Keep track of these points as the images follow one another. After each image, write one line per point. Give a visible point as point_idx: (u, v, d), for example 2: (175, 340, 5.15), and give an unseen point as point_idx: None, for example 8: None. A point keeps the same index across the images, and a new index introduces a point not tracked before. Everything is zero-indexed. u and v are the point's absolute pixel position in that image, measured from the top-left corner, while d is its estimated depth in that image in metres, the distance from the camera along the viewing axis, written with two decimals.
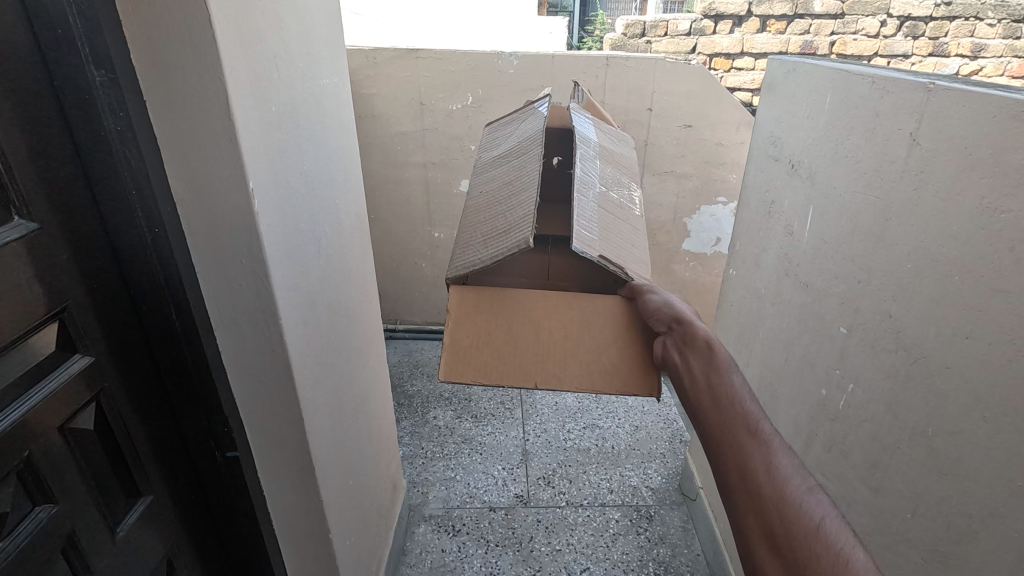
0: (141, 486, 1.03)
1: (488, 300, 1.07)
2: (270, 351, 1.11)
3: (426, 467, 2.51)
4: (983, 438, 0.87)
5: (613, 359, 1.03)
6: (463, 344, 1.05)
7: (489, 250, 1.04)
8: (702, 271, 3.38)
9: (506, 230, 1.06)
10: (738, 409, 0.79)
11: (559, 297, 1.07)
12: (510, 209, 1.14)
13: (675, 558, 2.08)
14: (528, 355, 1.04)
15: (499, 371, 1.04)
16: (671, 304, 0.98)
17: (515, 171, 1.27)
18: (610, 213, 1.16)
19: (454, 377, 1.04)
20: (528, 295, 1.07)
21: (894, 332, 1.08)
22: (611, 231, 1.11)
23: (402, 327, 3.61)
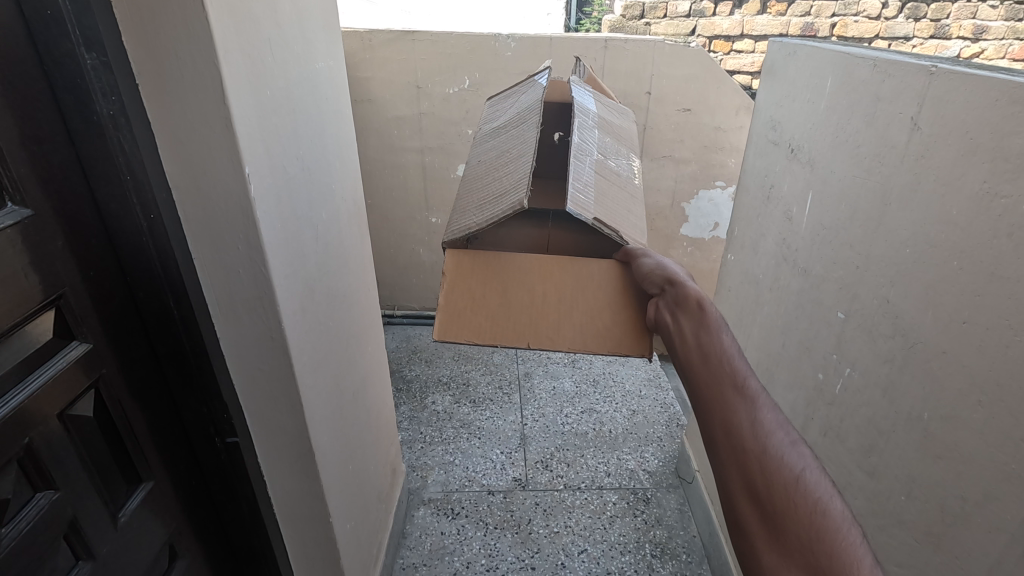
0: (142, 471, 1.03)
1: (482, 265, 1.07)
2: (269, 338, 1.11)
3: (425, 451, 2.53)
4: (979, 422, 0.87)
5: (606, 321, 1.03)
6: (457, 306, 1.05)
7: (486, 215, 1.05)
8: (700, 255, 3.39)
9: (502, 194, 1.07)
10: (727, 365, 0.80)
11: (555, 261, 1.06)
12: (506, 175, 1.14)
13: (671, 540, 2.11)
14: (522, 317, 1.05)
15: (492, 332, 1.04)
16: (663, 266, 0.97)
17: (513, 140, 1.26)
18: (607, 179, 1.16)
19: (448, 336, 1.04)
20: (523, 259, 1.07)
21: (892, 317, 1.08)
22: (607, 197, 1.11)
23: (400, 313, 3.60)
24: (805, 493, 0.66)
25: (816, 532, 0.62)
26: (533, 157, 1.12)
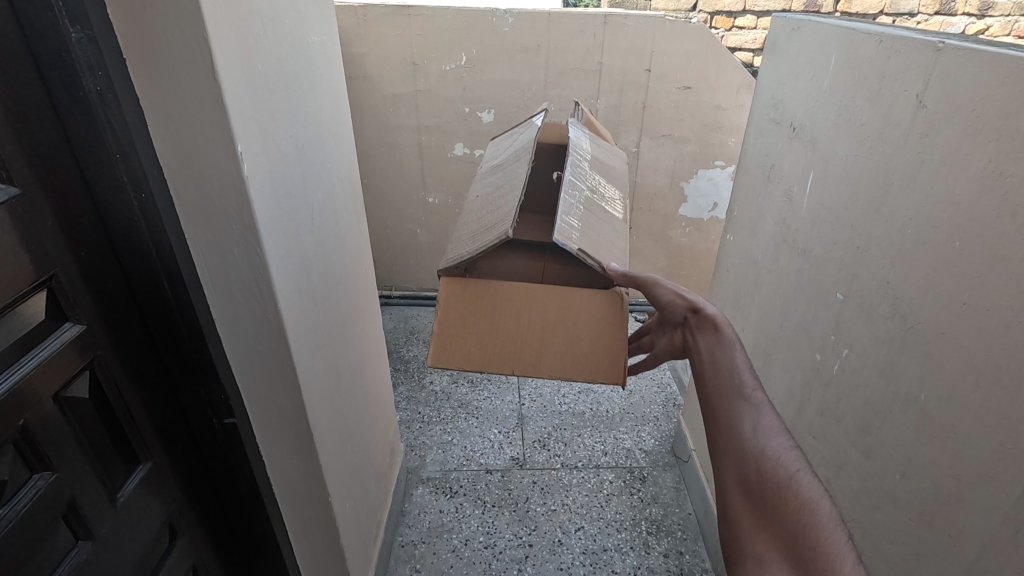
0: (140, 452, 1.03)
1: (476, 291, 1.08)
2: (265, 320, 1.10)
3: (423, 430, 2.54)
4: (976, 403, 0.88)
5: (585, 349, 1.07)
6: (450, 333, 1.07)
7: (479, 245, 1.05)
8: (698, 236, 3.38)
9: (492, 225, 1.08)
10: (735, 378, 0.84)
11: (544, 289, 1.08)
12: (496, 207, 1.15)
13: (667, 517, 2.14)
14: (506, 342, 1.07)
15: (481, 359, 1.07)
16: (685, 295, 1.01)
17: (505, 177, 1.27)
18: (596, 214, 1.16)
19: (440, 362, 1.07)
20: (512, 286, 1.08)
21: (891, 298, 1.08)
22: (595, 230, 1.11)
23: (397, 294, 3.59)
24: (797, 490, 0.68)
25: (805, 527, 0.65)
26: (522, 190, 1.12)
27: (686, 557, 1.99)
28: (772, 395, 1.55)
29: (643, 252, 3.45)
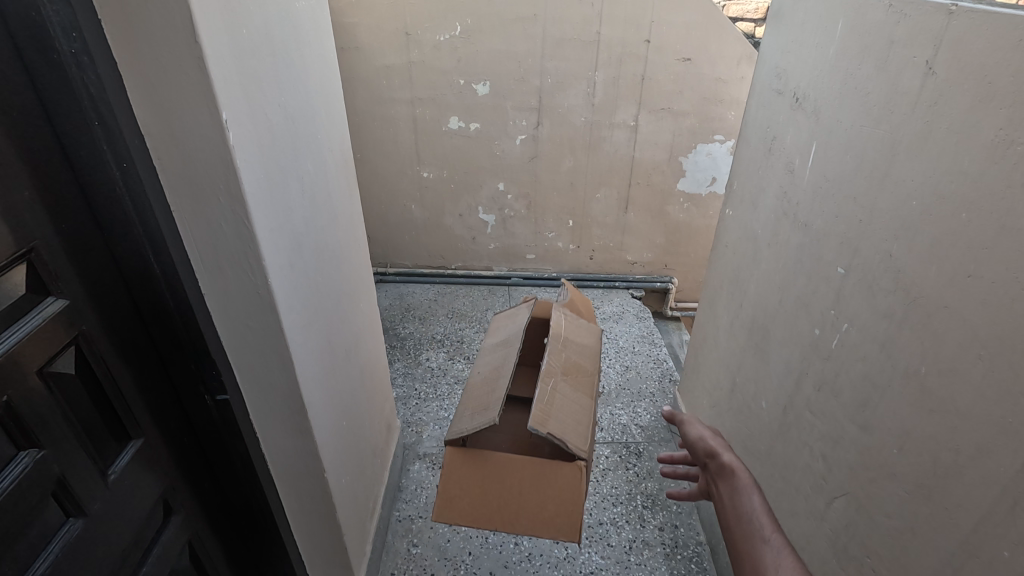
0: (131, 429, 1.02)
1: (472, 462, 1.42)
2: (256, 294, 1.08)
3: (420, 407, 2.54)
4: (977, 377, 0.87)
5: (552, 515, 1.40)
6: (451, 494, 1.42)
7: (473, 422, 1.43)
8: (696, 212, 3.35)
9: (486, 405, 1.47)
10: (752, 524, 0.91)
11: (533, 464, 1.42)
12: (491, 388, 1.55)
13: (662, 491, 2.15)
14: (493, 516, 1.41)
15: (474, 517, 1.41)
16: (710, 442, 1.11)
17: (492, 376, 1.61)
18: (557, 378, 1.57)
19: (443, 518, 1.40)
20: (501, 458, 1.42)
21: (893, 272, 1.06)
22: (560, 409, 1.46)
23: (392, 271, 3.55)
24: None
25: None
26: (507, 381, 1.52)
27: (681, 529, 2.00)
28: (769, 371, 1.55)
29: (640, 228, 3.43)
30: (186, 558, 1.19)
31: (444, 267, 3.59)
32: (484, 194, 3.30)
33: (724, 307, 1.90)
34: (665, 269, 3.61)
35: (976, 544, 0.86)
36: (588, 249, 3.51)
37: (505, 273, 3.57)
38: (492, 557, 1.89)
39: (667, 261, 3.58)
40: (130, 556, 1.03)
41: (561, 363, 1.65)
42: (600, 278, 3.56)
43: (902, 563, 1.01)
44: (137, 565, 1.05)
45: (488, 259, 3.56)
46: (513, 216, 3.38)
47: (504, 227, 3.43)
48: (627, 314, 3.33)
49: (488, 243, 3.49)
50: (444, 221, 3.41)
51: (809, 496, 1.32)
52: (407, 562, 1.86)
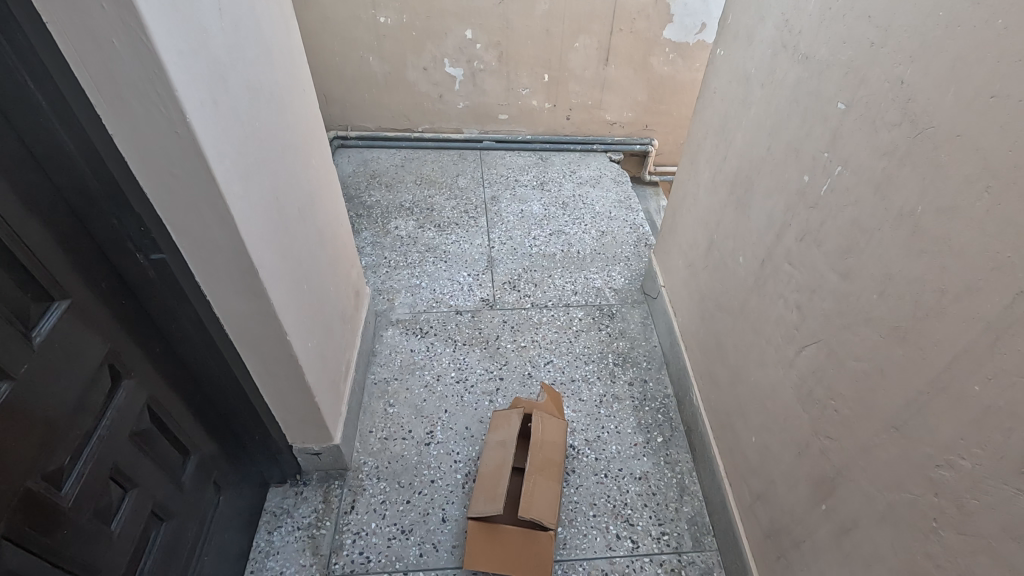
0: (52, 289, 0.92)
1: (488, 534, 1.48)
2: (174, 134, 0.90)
3: (391, 275, 2.48)
4: (980, 212, 0.81)
5: (530, 558, 1.47)
6: (477, 546, 1.48)
7: (482, 502, 1.52)
8: (682, 64, 3.10)
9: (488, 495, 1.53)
10: None
11: (523, 533, 1.48)
12: (490, 475, 1.60)
13: (633, 349, 2.19)
14: (521, 559, 1.47)
15: (499, 561, 1.47)
16: None
17: (486, 460, 1.65)
18: (538, 473, 1.60)
19: (477, 564, 1.47)
20: (512, 532, 1.48)
21: (902, 102, 0.95)
22: (535, 497, 1.53)
23: (354, 134, 3.27)
24: None
25: None
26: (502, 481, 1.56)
27: (650, 384, 2.06)
28: (750, 225, 1.48)
29: (621, 83, 3.18)
30: (148, 420, 1.17)
31: (409, 129, 3.31)
32: (450, 44, 2.96)
33: (707, 161, 1.78)
34: (646, 130, 3.42)
35: (946, 381, 0.86)
36: (564, 108, 3.27)
37: (476, 136, 3.33)
38: (467, 413, 1.93)
39: (648, 121, 3.38)
40: (79, 419, 0.98)
41: (535, 456, 1.63)
42: (577, 141, 3.35)
43: (866, 403, 1.03)
44: (91, 428, 1.01)
45: (457, 120, 3.29)
46: (483, 70, 3.08)
47: (473, 83, 3.13)
48: (604, 178, 3.19)
49: (456, 101, 3.21)
50: (407, 76, 3.09)
51: (780, 346, 1.33)
52: (383, 421, 1.90)
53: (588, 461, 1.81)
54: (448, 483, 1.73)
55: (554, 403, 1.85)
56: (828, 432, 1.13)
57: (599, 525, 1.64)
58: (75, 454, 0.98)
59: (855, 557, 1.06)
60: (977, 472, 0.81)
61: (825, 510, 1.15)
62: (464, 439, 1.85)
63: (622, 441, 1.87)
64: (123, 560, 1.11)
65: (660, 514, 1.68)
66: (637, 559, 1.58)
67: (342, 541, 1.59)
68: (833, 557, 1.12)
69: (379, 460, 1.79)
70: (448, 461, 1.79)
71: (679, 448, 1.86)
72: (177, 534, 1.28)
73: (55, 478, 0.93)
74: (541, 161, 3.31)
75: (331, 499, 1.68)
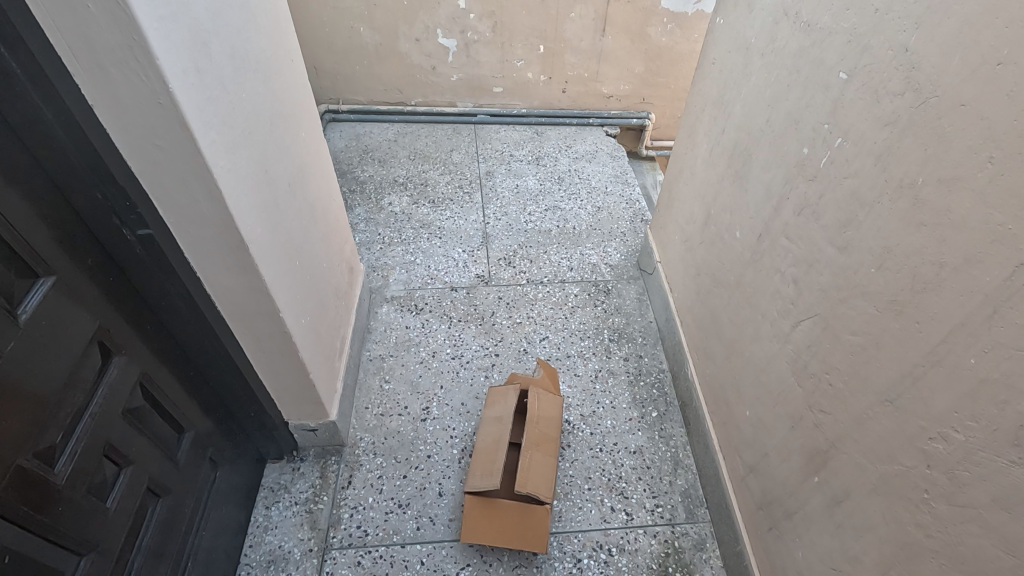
0: (36, 265, 0.90)
1: (484, 507, 1.50)
2: (156, 104, 0.88)
3: (385, 251, 2.45)
4: (982, 183, 0.79)
5: (526, 531, 1.49)
6: (474, 520, 1.49)
7: (478, 477, 1.53)
8: (681, 35, 3.04)
9: (485, 469, 1.54)
10: None
11: (520, 507, 1.49)
12: (486, 450, 1.60)
13: (629, 325, 2.19)
14: (517, 533, 1.49)
15: (496, 534, 1.48)
16: None
17: (482, 436, 1.65)
18: (534, 447, 1.61)
19: (474, 537, 1.48)
20: (508, 505, 1.49)
21: (906, 70, 0.93)
22: (531, 472, 1.55)
23: (346, 108, 3.20)
24: None
25: None
26: (498, 455, 1.57)
27: (645, 359, 2.06)
28: (747, 198, 1.46)
29: (618, 55, 3.12)
30: (141, 397, 1.16)
31: (402, 103, 3.25)
32: (443, 13, 2.89)
33: (704, 133, 1.75)
34: (643, 103, 3.37)
35: (942, 354, 0.86)
36: (560, 80, 3.21)
37: (470, 110, 3.27)
38: (463, 389, 1.93)
39: (646, 94, 3.32)
40: (69, 397, 0.97)
41: (531, 431, 1.64)
42: (573, 114, 3.30)
43: (860, 376, 1.03)
44: (82, 406, 1.01)
45: (451, 93, 3.23)
46: (478, 41, 3.01)
47: (467, 54, 3.07)
48: (600, 153, 3.15)
49: (450, 73, 3.14)
50: (399, 47, 3.02)
51: (775, 320, 1.32)
52: (379, 397, 1.90)
53: (583, 435, 1.82)
54: (444, 458, 1.74)
55: (550, 378, 1.85)
56: (822, 406, 1.14)
57: (594, 498, 1.66)
58: (67, 432, 0.98)
59: (847, 527, 1.07)
60: (970, 444, 0.81)
61: (817, 482, 1.16)
62: (460, 415, 1.86)
63: (618, 415, 1.88)
64: (121, 536, 1.11)
65: (654, 487, 1.70)
66: (632, 530, 1.60)
67: (340, 515, 1.60)
68: (824, 528, 1.14)
69: (375, 436, 1.79)
70: (445, 436, 1.80)
71: (674, 423, 1.87)
72: (174, 509, 1.28)
73: (47, 456, 0.93)
74: (536, 135, 3.26)
75: (328, 475, 1.69)
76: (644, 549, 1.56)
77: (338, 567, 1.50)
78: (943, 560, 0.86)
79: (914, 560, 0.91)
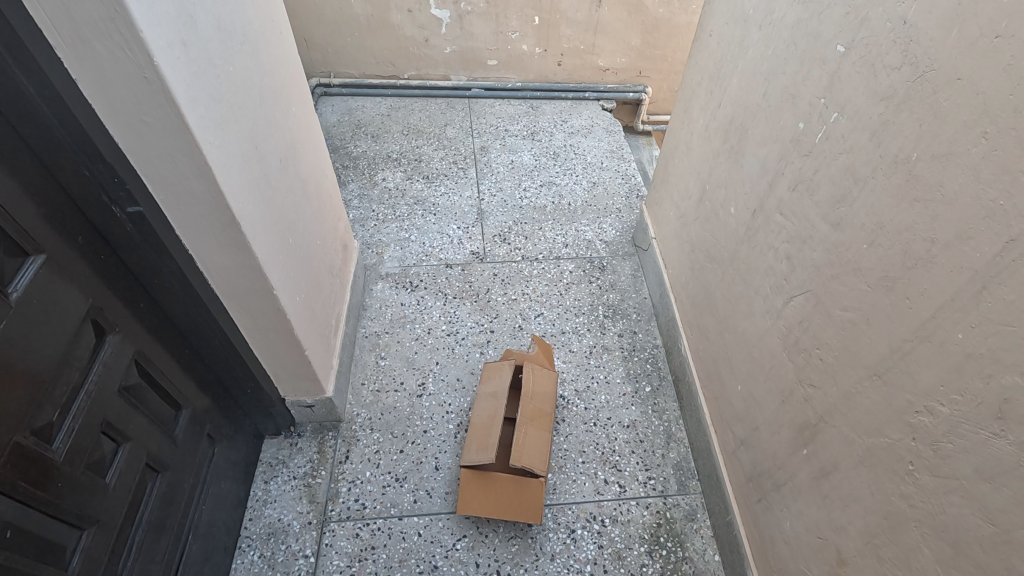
0: (26, 243, 0.89)
1: (480, 481, 1.52)
2: (142, 78, 0.86)
3: (379, 228, 2.44)
4: (976, 159, 0.79)
5: (521, 504, 1.51)
6: (470, 493, 1.51)
7: (474, 452, 1.55)
8: (679, 7, 2.99)
9: (481, 443, 1.56)
10: None
11: (515, 481, 1.52)
12: (482, 425, 1.62)
13: (623, 302, 2.19)
14: (512, 506, 1.51)
15: (492, 507, 1.51)
16: None
17: (478, 412, 1.67)
18: (529, 423, 1.63)
19: (470, 511, 1.51)
20: (503, 479, 1.52)
21: (904, 43, 0.91)
22: (527, 446, 1.57)
23: (337, 82, 3.14)
24: None
25: None
26: (494, 430, 1.59)
27: (639, 335, 2.08)
28: (742, 174, 1.46)
29: (615, 26, 3.06)
30: (136, 374, 1.17)
31: (395, 76, 3.19)
32: None
33: (700, 108, 1.73)
34: (639, 77, 3.32)
35: (931, 329, 0.87)
36: (556, 53, 3.15)
37: (465, 83, 3.22)
38: (458, 365, 1.95)
39: (642, 67, 3.28)
40: (65, 375, 0.98)
41: (526, 406, 1.66)
42: (568, 88, 3.25)
43: (851, 351, 1.04)
44: (78, 384, 1.01)
45: (444, 66, 3.17)
46: (471, 12, 2.95)
47: (460, 26, 3.01)
48: (596, 128, 3.12)
49: (443, 46, 3.08)
50: (390, 18, 2.95)
51: (768, 297, 1.33)
52: (375, 374, 1.91)
53: (577, 410, 1.84)
54: (441, 433, 1.76)
55: (544, 354, 1.86)
56: (812, 380, 1.15)
57: (588, 471, 1.69)
58: (64, 410, 0.98)
59: (834, 498, 1.10)
60: (954, 418, 0.83)
61: (806, 455, 1.18)
62: (455, 391, 1.88)
63: (611, 390, 1.90)
64: (121, 511, 1.13)
65: (647, 460, 1.73)
66: (625, 502, 1.63)
67: (338, 489, 1.63)
68: (812, 499, 1.17)
69: (371, 412, 1.81)
70: (441, 412, 1.82)
71: (666, 397, 1.89)
72: (174, 484, 1.30)
73: (44, 434, 0.93)
74: (531, 109, 3.21)
75: (326, 450, 1.71)
76: (636, 520, 1.60)
77: (337, 538, 1.53)
78: (925, 529, 0.89)
79: (898, 529, 0.94)
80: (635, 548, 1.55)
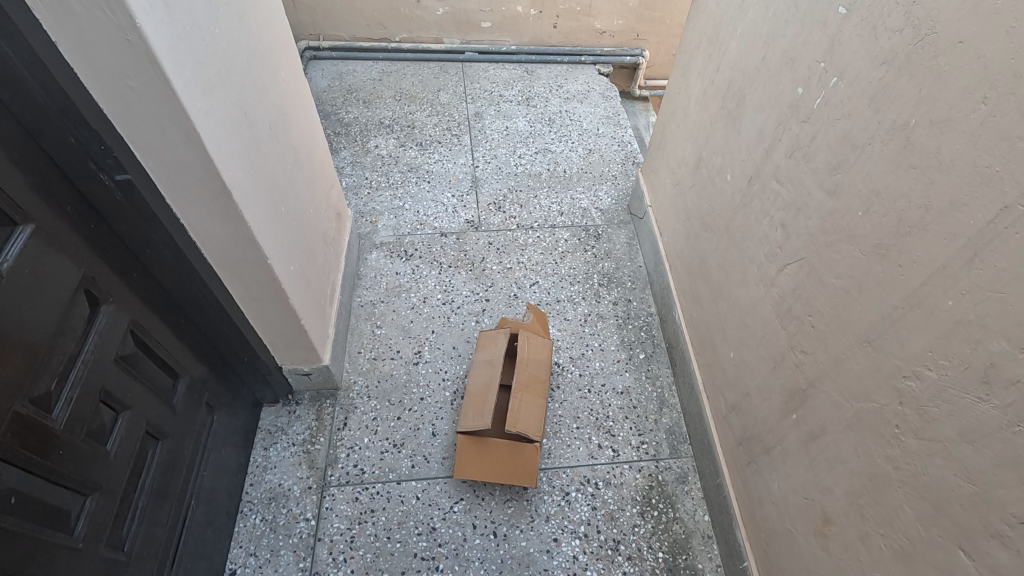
0: (13, 213, 0.87)
1: (476, 447, 1.55)
2: (124, 41, 0.83)
3: (373, 197, 2.41)
4: (974, 124, 0.79)
5: (517, 468, 1.55)
6: (467, 458, 1.55)
7: (470, 418, 1.57)
8: None
9: (477, 409, 1.59)
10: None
11: (511, 445, 1.55)
12: (478, 392, 1.65)
13: (618, 270, 2.19)
14: (508, 470, 1.55)
15: (488, 471, 1.54)
16: None
17: (473, 379, 1.69)
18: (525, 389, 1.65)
19: (467, 474, 1.54)
20: (499, 444, 1.55)
21: (907, 5, 0.89)
22: (522, 412, 1.60)
23: (327, 45, 3.05)
24: None
25: None
26: (489, 396, 1.61)
27: (633, 304, 2.09)
28: (739, 140, 1.44)
29: None
30: (132, 343, 1.17)
31: (386, 39, 3.10)
32: None
33: (698, 72, 1.70)
34: (636, 40, 3.24)
35: (922, 297, 0.87)
36: (551, 15, 3.07)
37: (458, 47, 3.13)
38: (454, 333, 1.96)
39: (640, 29, 3.20)
40: (60, 345, 0.98)
41: (522, 373, 1.68)
42: (564, 51, 3.17)
43: (842, 318, 1.05)
44: (74, 353, 1.01)
45: (437, 29, 3.09)
46: None
47: None
48: (593, 93, 3.06)
49: (435, 6, 2.99)
50: None
51: (762, 264, 1.34)
52: (372, 342, 1.92)
53: (572, 377, 1.86)
54: (437, 400, 1.79)
55: (540, 322, 1.88)
56: (804, 346, 1.17)
57: (582, 436, 1.73)
58: (62, 379, 0.99)
59: (821, 461, 1.13)
60: (940, 383, 0.85)
61: (796, 420, 1.21)
62: (452, 358, 1.89)
63: (606, 357, 1.93)
64: (122, 476, 1.15)
65: (640, 425, 1.77)
66: (618, 466, 1.67)
67: (337, 455, 1.66)
68: (800, 462, 1.20)
69: (368, 380, 1.83)
70: (437, 379, 1.84)
71: (660, 364, 1.92)
72: (174, 451, 1.32)
73: (43, 403, 0.94)
74: (527, 74, 3.14)
75: (324, 417, 1.73)
76: (629, 483, 1.64)
77: (337, 502, 1.56)
78: (908, 490, 0.91)
79: (882, 490, 0.97)
80: (627, 509, 1.59)
